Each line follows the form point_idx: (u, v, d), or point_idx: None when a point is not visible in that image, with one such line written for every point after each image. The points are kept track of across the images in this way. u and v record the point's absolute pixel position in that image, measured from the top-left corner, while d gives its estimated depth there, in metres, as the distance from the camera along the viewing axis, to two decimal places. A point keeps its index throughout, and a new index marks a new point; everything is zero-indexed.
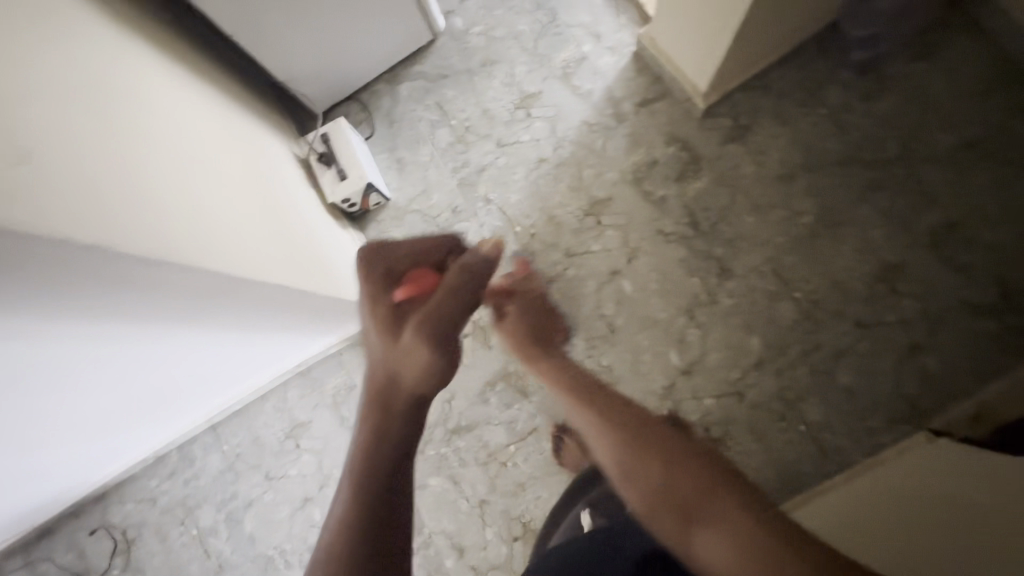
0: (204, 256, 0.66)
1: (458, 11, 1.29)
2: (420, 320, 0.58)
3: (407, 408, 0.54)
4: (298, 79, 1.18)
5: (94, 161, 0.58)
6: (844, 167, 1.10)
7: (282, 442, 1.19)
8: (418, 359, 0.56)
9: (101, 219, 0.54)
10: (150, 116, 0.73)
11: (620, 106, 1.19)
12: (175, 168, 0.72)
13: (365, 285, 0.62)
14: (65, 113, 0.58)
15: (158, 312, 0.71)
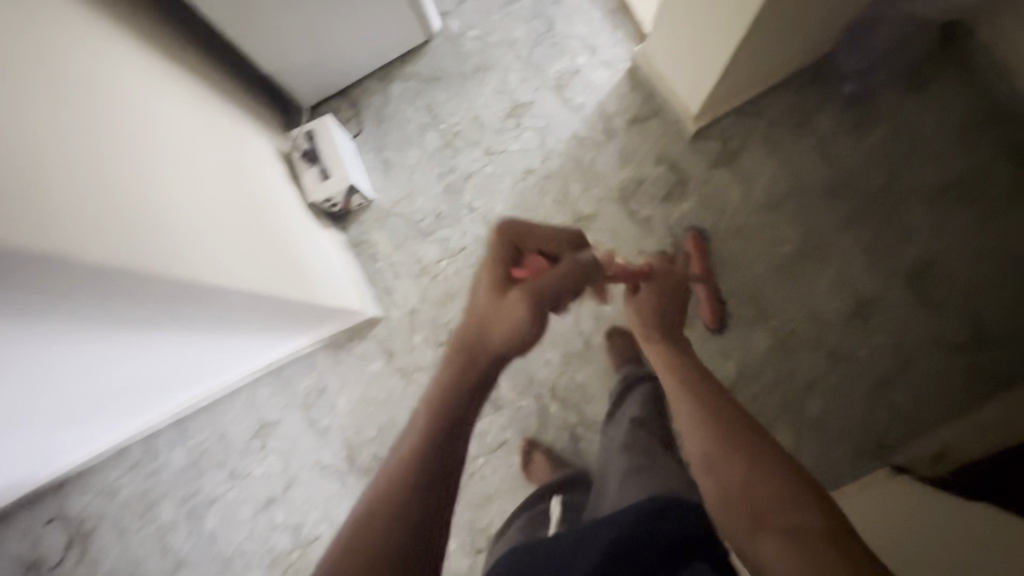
0: (162, 266, 0.64)
1: (455, 13, 1.27)
2: (528, 288, 0.63)
3: (487, 363, 0.59)
4: (286, 72, 1.15)
5: (72, 169, 0.57)
6: (830, 198, 1.10)
7: (249, 441, 1.17)
8: (513, 317, 0.61)
9: (52, 224, 0.51)
10: (138, 117, 0.72)
11: (611, 122, 1.18)
12: (147, 169, 0.69)
13: (492, 261, 0.69)
14: (46, 118, 0.57)
15: (100, 323, 0.68)
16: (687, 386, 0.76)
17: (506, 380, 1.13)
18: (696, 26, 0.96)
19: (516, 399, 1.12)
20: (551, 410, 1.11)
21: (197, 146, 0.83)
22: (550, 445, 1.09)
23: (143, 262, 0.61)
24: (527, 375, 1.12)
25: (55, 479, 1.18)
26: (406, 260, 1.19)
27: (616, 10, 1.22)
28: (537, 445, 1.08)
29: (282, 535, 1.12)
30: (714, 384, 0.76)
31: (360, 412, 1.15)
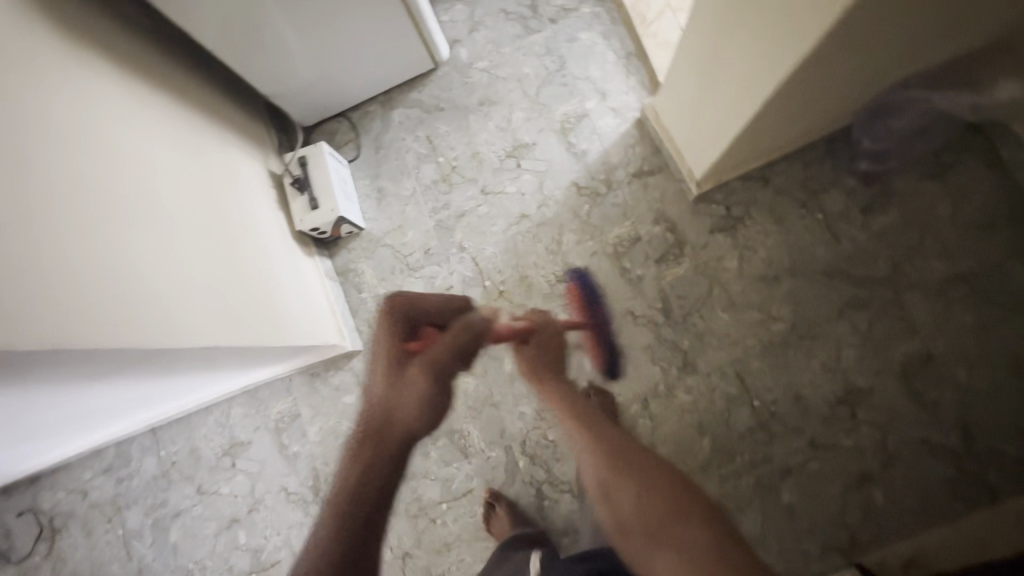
0: (108, 336, 0.59)
1: (465, 42, 1.24)
2: (423, 361, 0.64)
3: (398, 444, 0.58)
4: (286, 94, 1.14)
5: (47, 240, 0.57)
6: (830, 278, 1.05)
7: (219, 458, 1.18)
8: (417, 391, 0.62)
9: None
10: (119, 167, 0.71)
11: (613, 173, 1.14)
12: (103, 221, 0.65)
13: (384, 343, 0.66)
14: (23, 188, 0.56)
15: (20, 392, 0.63)
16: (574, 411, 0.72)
17: (477, 428, 1.11)
18: (706, 95, 0.91)
19: (485, 449, 1.11)
20: (519, 464, 1.09)
21: (165, 186, 0.79)
22: (514, 499, 1.08)
23: (84, 334, 0.57)
24: (499, 427, 1.11)
25: (27, 476, 1.19)
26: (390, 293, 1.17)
27: (630, 55, 1.18)
28: (500, 499, 1.06)
29: (242, 555, 1.14)
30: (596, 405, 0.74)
31: (330, 443, 1.15)
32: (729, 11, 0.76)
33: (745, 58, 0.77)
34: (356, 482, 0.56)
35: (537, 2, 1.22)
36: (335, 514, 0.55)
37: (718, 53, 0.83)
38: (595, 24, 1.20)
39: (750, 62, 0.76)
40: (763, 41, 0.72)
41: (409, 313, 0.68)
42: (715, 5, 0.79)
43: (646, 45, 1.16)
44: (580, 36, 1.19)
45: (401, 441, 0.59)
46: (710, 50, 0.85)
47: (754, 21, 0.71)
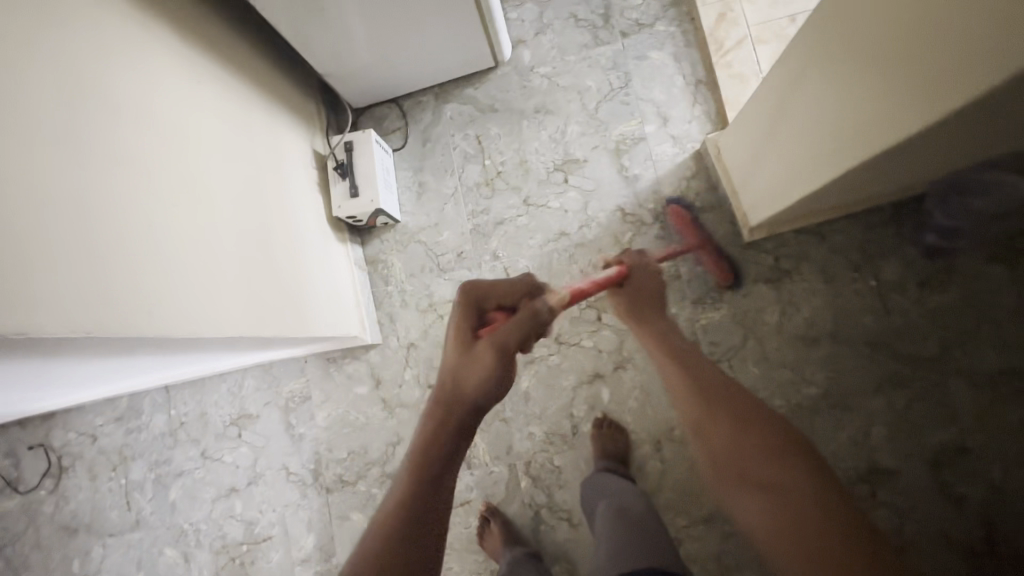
0: (135, 325, 0.57)
1: (530, 44, 1.19)
2: (492, 337, 0.59)
3: (464, 414, 0.57)
4: (341, 76, 1.11)
5: (93, 221, 0.55)
6: (873, 349, 1.01)
7: (226, 427, 1.19)
8: (484, 368, 0.58)
9: (8, 299, 0.44)
10: (167, 145, 0.70)
11: (662, 204, 1.10)
12: (140, 200, 0.63)
13: (456, 321, 0.63)
14: (74, 165, 0.55)
15: (42, 361, 0.61)
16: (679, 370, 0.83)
17: (483, 441, 1.10)
18: (779, 145, 0.87)
19: (489, 463, 1.09)
20: (521, 485, 1.08)
21: (206, 163, 0.77)
22: (510, 518, 1.06)
23: (109, 321, 0.54)
24: (506, 443, 1.09)
25: (41, 414, 1.22)
26: (417, 290, 1.16)
27: (699, 83, 1.12)
28: (497, 515, 1.05)
29: (236, 525, 1.15)
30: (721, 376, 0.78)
31: (336, 430, 1.15)
32: (822, 67, 0.71)
33: (833, 119, 0.71)
34: (427, 442, 0.55)
35: (610, 13, 1.17)
36: (414, 463, 0.55)
37: (804, 105, 0.77)
38: (667, 44, 1.14)
39: (838, 125, 0.70)
40: (857, 107, 0.66)
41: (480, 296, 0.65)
42: (810, 54, 0.73)
43: (718, 73, 1.10)
44: (649, 55, 1.14)
45: (469, 412, 0.57)
46: (795, 100, 0.79)
47: (851, 84, 0.66)
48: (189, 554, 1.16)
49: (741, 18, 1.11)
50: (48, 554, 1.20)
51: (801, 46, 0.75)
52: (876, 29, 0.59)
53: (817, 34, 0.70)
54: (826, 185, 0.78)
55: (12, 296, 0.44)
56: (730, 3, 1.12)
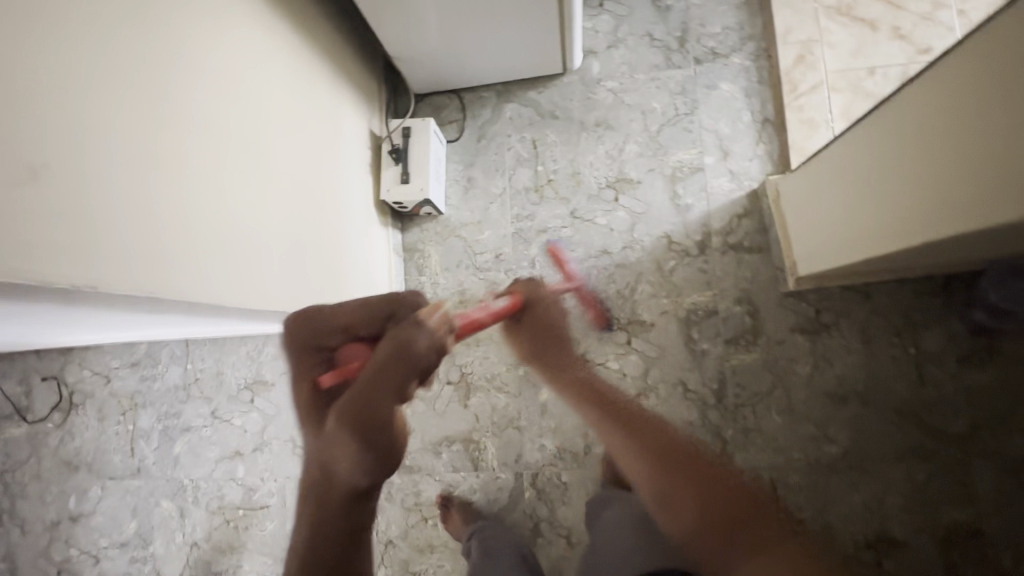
0: (176, 290, 0.56)
1: (601, 56, 1.18)
2: (341, 407, 0.44)
3: (344, 502, 0.45)
4: (409, 61, 1.10)
5: (156, 178, 0.53)
6: (901, 418, 0.99)
7: (241, 390, 1.19)
8: (344, 453, 0.44)
9: (66, 252, 0.43)
10: (237, 110, 0.68)
11: (710, 238, 1.09)
12: (200, 159, 0.60)
13: (302, 376, 0.52)
14: (151, 120, 0.53)
15: (76, 313, 0.61)
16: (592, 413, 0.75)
17: (494, 446, 1.10)
18: (848, 202, 0.85)
19: (496, 469, 1.09)
20: (524, 494, 1.07)
21: (269, 131, 0.75)
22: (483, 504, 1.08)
23: (155, 282, 0.53)
24: (515, 452, 1.09)
25: (60, 348, 1.22)
26: (450, 285, 1.15)
27: (767, 122, 1.11)
28: (451, 500, 1.08)
29: (235, 489, 1.16)
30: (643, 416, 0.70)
31: None
32: (905, 135, 0.70)
33: (915, 188, 0.69)
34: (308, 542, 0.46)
35: (686, 37, 1.15)
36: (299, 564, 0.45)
37: (882, 167, 0.76)
38: (740, 78, 1.12)
39: (918, 196, 0.69)
40: (939, 182, 0.64)
41: (318, 335, 0.53)
42: (894, 118, 0.72)
43: (787, 115, 1.08)
44: (720, 86, 1.13)
45: (347, 498, 0.45)
46: (873, 162, 0.77)
47: (934, 157, 0.64)
48: (184, 509, 1.17)
49: (820, 63, 1.09)
50: (47, 486, 1.22)
51: (887, 110, 0.73)
52: (972, 105, 0.56)
53: (903, 103, 0.69)
54: (893, 250, 0.76)
55: (79, 251, 0.44)
56: (811, 46, 1.10)
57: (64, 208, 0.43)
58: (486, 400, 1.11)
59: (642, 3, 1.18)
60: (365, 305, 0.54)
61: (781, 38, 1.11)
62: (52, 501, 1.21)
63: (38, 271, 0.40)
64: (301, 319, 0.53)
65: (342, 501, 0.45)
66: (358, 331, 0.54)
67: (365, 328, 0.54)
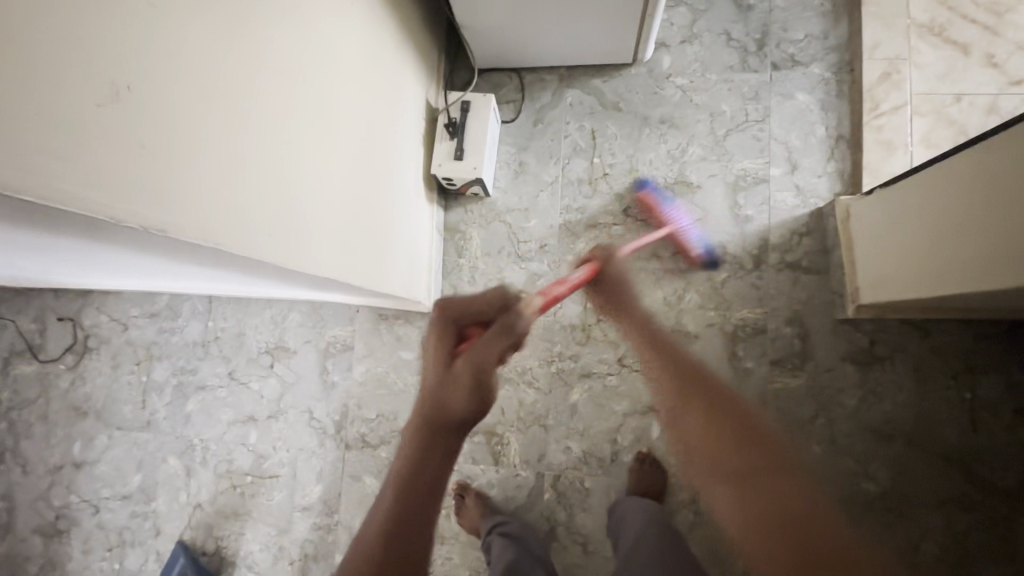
0: (249, 243, 0.52)
1: (673, 50, 1.12)
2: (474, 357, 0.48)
3: (450, 439, 0.49)
4: (475, 34, 1.05)
5: (239, 123, 0.50)
6: (946, 464, 0.95)
7: (261, 354, 1.16)
8: (463, 395, 0.48)
9: (152, 192, 0.39)
10: (317, 60, 0.64)
11: (766, 253, 1.04)
12: (279, 108, 0.56)
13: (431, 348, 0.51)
14: (238, 58, 0.49)
15: (137, 255, 0.58)
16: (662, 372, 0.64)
17: (518, 442, 1.06)
18: (921, 236, 0.81)
19: (516, 466, 1.05)
20: (544, 495, 1.04)
21: (343, 86, 0.71)
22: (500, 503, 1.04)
23: (229, 233, 0.49)
24: (539, 451, 1.05)
25: (80, 290, 1.18)
26: (489, 271, 1.11)
27: (840, 139, 1.05)
28: (468, 490, 1.04)
29: (245, 454, 1.13)
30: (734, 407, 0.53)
31: (370, 389, 1.11)
32: (993, 178, 0.66)
33: (996, 234, 0.66)
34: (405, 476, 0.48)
35: (766, 40, 1.10)
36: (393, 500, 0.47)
37: (963, 206, 0.72)
38: (818, 90, 1.07)
39: (1007, 243, 0.64)
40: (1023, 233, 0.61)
41: (458, 314, 0.51)
42: (982, 159, 0.68)
43: (864, 134, 1.03)
44: (795, 96, 1.07)
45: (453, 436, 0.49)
46: (956, 199, 0.73)
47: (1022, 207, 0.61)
48: (191, 468, 1.14)
49: (906, 83, 1.03)
50: (52, 429, 1.19)
51: (978, 149, 0.69)
52: None
53: (994, 147, 0.65)
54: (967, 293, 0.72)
55: (154, 189, 0.39)
56: (898, 64, 1.04)
57: (143, 140, 0.38)
58: (514, 394, 1.07)
59: None
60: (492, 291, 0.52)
61: (867, 53, 1.05)
62: (57, 444, 1.19)
63: (113, 208, 0.35)
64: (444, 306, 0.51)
65: (447, 430, 0.48)
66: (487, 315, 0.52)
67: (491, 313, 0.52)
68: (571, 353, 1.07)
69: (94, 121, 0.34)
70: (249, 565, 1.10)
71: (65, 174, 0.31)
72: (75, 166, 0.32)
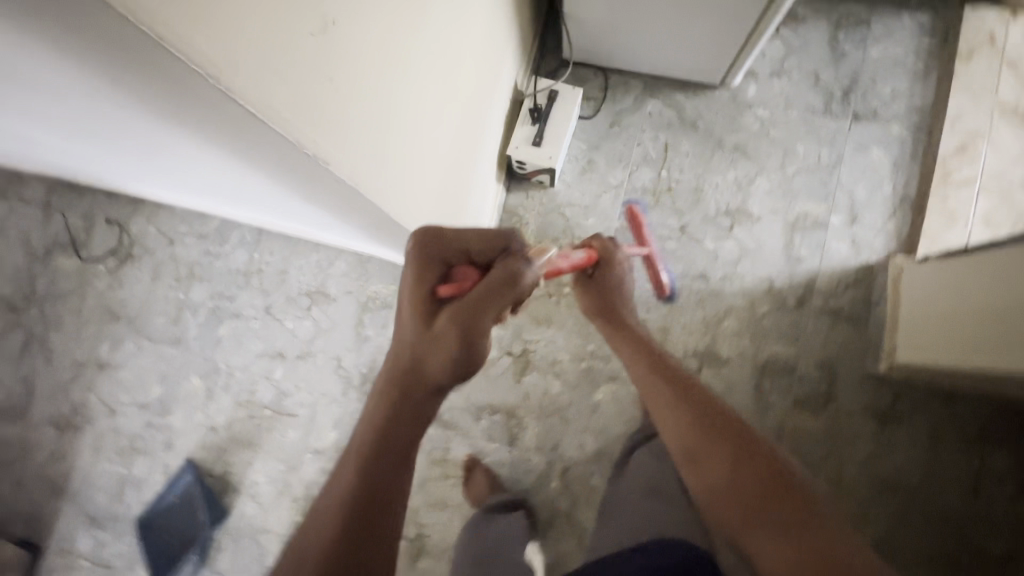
0: (375, 191, 0.53)
1: (760, 81, 1.14)
2: (456, 309, 0.55)
3: (426, 394, 0.55)
4: (575, 26, 1.06)
5: (394, 75, 0.51)
6: (944, 525, 0.97)
7: (300, 294, 1.17)
8: (445, 349, 0.54)
9: (323, 121, 0.40)
10: (455, 30, 0.65)
11: (810, 295, 1.07)
12: (422, 68, 0.58)
13: (416, 284, 0.58)
14: (405, 14, 0.50)
15: (244, 170, 0.59)
16: (681, 409, 0.67)
17: (535, 428, 1.09)
18: (965, 310, 0.84)
19: (529, 450, 1.08)
20: (550, 484, 1.06)
21: (465, 58, 0.72)
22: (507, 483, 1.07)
23: (366, 178, 0.50)
24: (554, 440, 1.08)
25: (135, 197, 1.20)
26: None
27: (905, 201, 1.07)
28: (478, 466, 1.07)
29: (268, 388, 1.15)
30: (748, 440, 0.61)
31: None
32: None
33: None
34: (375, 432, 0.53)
35: (853, 89, 1.11)
36: (362, 457, 0.52)
37: (1015, 291, 0.75)
38: (892, 148, 1.09)
39: None
40: None
41: (445, 254, 0.60)
42: None
43: (929, 200, 1.05)
44: (869, 150, 1.09)
45: (427, 394, 0.55)
46: (1010, 282, 0.76)
47: None
48: (213, 391, 1.16)
49: (980, 158, 1.05)
50: (82, 327, 1.21)
51: None
52: None
53: None
54: (1005, 372, 0.75)
55: (324, 117, 0.40)
56: (976, 138, 1.06)
57: (328, 69, 0.39)
58: (540, 382, 1.10)
59: (819, 42, 1.14)
60: (493, 238, 0.62)
61: (949, 122, 1.07)
62: (85, 342, 1.20)
63: (282, 117, 0.35)
64: (431, 241, 0.60)
65: (423, 390, 0.55)
66: (474, 259, 0.61)
67: (480, 253, 0.61)
68: (603, 354, 1.10)
69: (287, 32, 0.34)
70: (252, 494, 1.11)
71: (263, 78, 0.33)
72: (260, 66, 0.32)
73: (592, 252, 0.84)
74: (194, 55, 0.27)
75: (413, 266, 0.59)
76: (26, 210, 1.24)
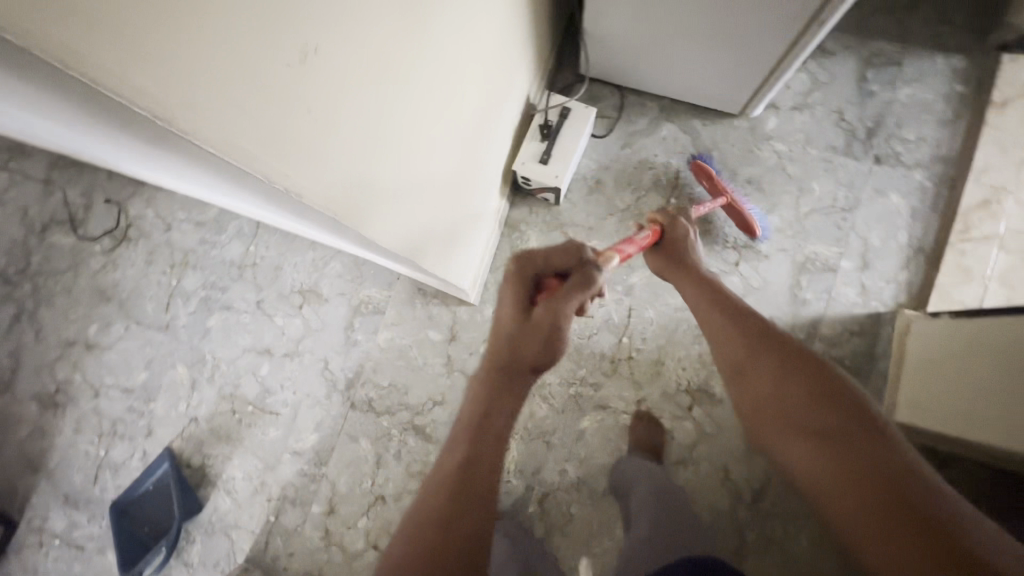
0: (356, 215, 0.50)
1: (781, 115, 1.10)
2: (551, 304, 0.60)
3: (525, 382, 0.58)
4: (594, 43, 1.03)
5: (386, 98, 0.48)
6: None
7: (292, 292, 1.16)
8: (538, 340, 0.59)
9: (294, 151, 0.38)
10: (461, 47, 0.63)
11: (812, 340, 1.02)
12: (421, 90, 0.55)
13: (512, 292, 0.63)
14: (404, 37, 0.48)
15: (230, 179, 0.57)
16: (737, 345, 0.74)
17: (517, 450, 1.07)
18: (973, 378, 0.80)
19: (510, 472, 1.06)
20: (528, 508, 1.04)
21: (472, 74, 0.69)
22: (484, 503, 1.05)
23: (345, 203, 0.47)
24: (536, 464, 1.06)
25: (137, 179, 1.19)
26: None
27: (921, 251, 1.03)
28: None
29: (252, 384, 1.13)
30: (795, 358, 0.69)
31: (389, 356, 1.11)
32: None
33: None
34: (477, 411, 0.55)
35: (876, 131, 1.07)
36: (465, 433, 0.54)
37: None
38: (912, 196, 1.05)
39: None
40: None
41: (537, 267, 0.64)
42: None
43: (946, 254, 1.01)
44: (888, 195, 1.05)
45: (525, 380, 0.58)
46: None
47: None
48: (197, 382, 1.15)
49: (1004, 215, 1.01)
50: (73, 305, 1.20)
51: None
52: None
53: None
54: None
55: (296, 145, 0.38)
56: (1002, 193, 1.01)
57: (304, 97, 0.37)
58: (526, 404, 1.08)
59: (845, 79, 1.10)
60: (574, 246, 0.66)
61: (974, 174, 1.03)
62: (74, 320, 1.20)
63: (246, 152, 0.33)
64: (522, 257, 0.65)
65: (520, 375, 0.58)
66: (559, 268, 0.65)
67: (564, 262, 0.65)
68: (593, 381, 1.07)
69: (258, 65, 0.32)
70: (227, 489, 1.10)
71: (222, 114, 0.30)
72: (224, 103, 0.30)
73: (654, 229, 0.91)
74: (141, 100, 0.25)
75: (508, 279, 0.64)
76: (31, 183, 1.25)
